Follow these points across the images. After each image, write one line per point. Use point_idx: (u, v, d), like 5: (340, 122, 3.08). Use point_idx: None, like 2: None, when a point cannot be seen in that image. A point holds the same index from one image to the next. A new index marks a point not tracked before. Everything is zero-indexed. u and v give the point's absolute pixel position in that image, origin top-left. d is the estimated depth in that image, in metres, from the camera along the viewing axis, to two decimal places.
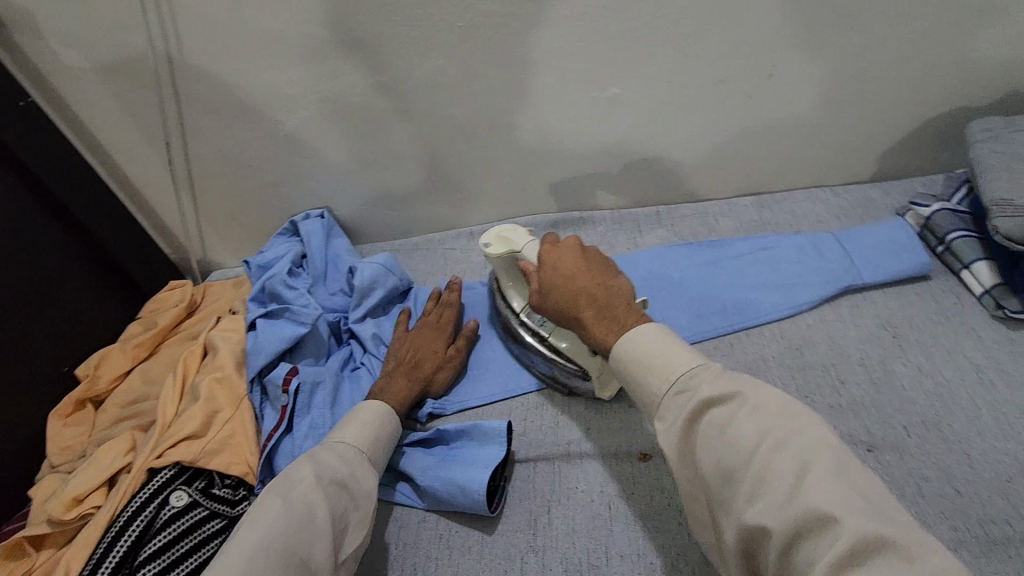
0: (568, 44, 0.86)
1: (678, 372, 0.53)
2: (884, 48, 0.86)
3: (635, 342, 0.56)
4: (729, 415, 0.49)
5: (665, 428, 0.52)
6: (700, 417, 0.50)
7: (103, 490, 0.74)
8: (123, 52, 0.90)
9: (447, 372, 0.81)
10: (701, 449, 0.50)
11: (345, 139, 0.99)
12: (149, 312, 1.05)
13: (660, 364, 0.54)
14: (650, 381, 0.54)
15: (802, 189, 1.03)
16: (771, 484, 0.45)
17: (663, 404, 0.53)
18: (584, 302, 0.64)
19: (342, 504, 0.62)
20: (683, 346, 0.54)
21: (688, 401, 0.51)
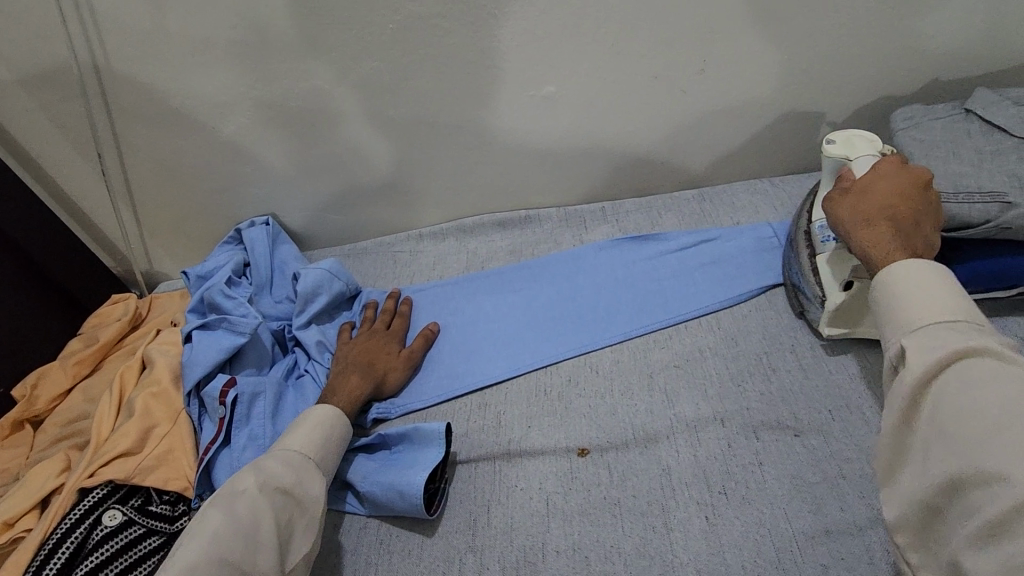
0: (501, 42, 0.86)
1: (921, 323, 0.51)
2: (810, 39, 0.88)
3: (910, 269, 0.53)
4: (990, 370, 0.46)
5: (920, 350, 0.49)
6: (959, 361, 0.48)
7: (35, 512, 0.72)
8: (46, 61, 0.87)
9: (399, 372, 0.82)
10: (948, 387, 0.47)
11: (285, 144, 0.98)
12: (89, 328, 1.03)
13: (931, 299, 0.51)
14: (915, 308, 0.51)
15: (743, 180, 1.04)
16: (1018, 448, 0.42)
17: (917, 330, 0.50)
18: (890, 219, 0.61)
19: (287, 511, 0.62)
20: (954, 292, 0.51)
21: (954, 341, 0.48)
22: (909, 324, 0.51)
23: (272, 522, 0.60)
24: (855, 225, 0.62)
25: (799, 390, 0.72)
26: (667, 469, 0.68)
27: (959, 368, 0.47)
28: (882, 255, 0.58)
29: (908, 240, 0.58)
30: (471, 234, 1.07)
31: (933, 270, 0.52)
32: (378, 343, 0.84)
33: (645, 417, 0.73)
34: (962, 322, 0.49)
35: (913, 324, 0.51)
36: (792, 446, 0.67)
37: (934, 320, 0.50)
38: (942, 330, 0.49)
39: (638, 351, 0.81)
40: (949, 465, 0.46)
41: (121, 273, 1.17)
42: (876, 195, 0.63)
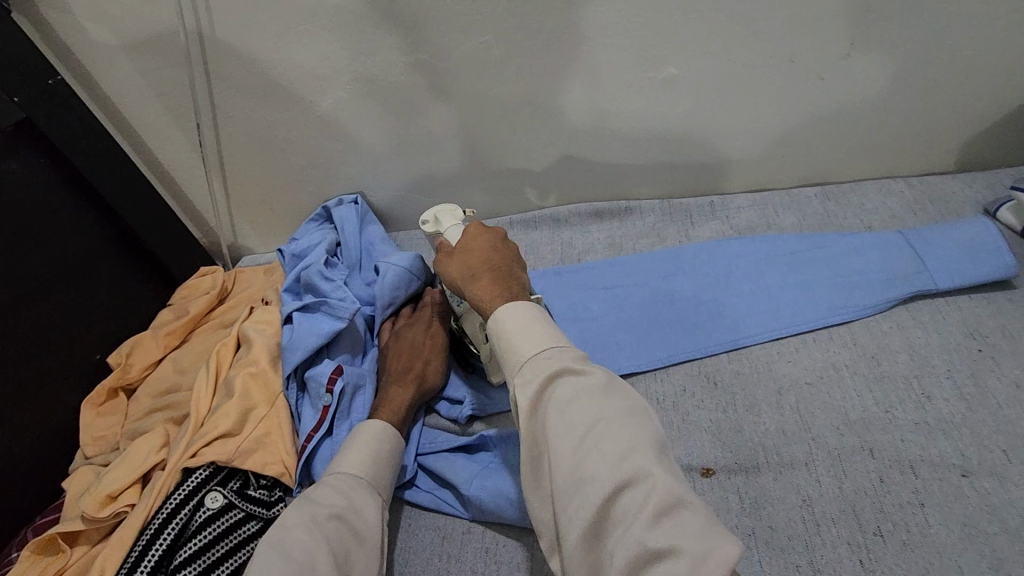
0: (622, 19, 0.79)
1: (524, 360, 0.56)
2: (978, 24, 0.77)
3: (523, 319, 0.58)
4: (574, 385, 0.53)
5: (527, 386, 0.54)
6: (552, 382, 0.53)
7: (136, 487, 0.71)
8: (152, 28, 0.86)
9: (438, 361, 0.76)
10: (551, 407, 0.52)
11: (380, 121, 0.94)
12: (180, 300, 1.03)
13: (535, 335, 0.57)
14: (518, 348, 0.56)
15: (872, 180, 0.95)
16: (597, 444, 0.49)
17: (521, 368, 0.55)
18: (481, 271, 0.66)
19: (344, 542, 0.59)
20: (551, 323, 0.59)
21: (550, 367, 0.54)
22: (517, 364, 0.56)
23: (330, 552, 0.56)
24: (469, 277, 0.66)
25: (959, 424, 0.65)
26: (807, 500, 0.62)
27: (550, 389, 0.53)
28: (487, 297, 0.62)
29: (502, 281, 0.64)
30: (566, 223, 1.01)
31: (523, 311, 0.58)
32: (413, 333, 0.78)
33: (777, 439, 0.67)
34: (551, 348, 0.56)
35: (517, 365, 0.55)
36: (959, 488, 0.60)
37: (534, 354, 0.55)
38: (535, 362, 0.55)
39: (759, 364, 0.75)
40: (565, 479, 0.49)
41: (207, 245, 1.17)
42: (459, 251, 0.69)
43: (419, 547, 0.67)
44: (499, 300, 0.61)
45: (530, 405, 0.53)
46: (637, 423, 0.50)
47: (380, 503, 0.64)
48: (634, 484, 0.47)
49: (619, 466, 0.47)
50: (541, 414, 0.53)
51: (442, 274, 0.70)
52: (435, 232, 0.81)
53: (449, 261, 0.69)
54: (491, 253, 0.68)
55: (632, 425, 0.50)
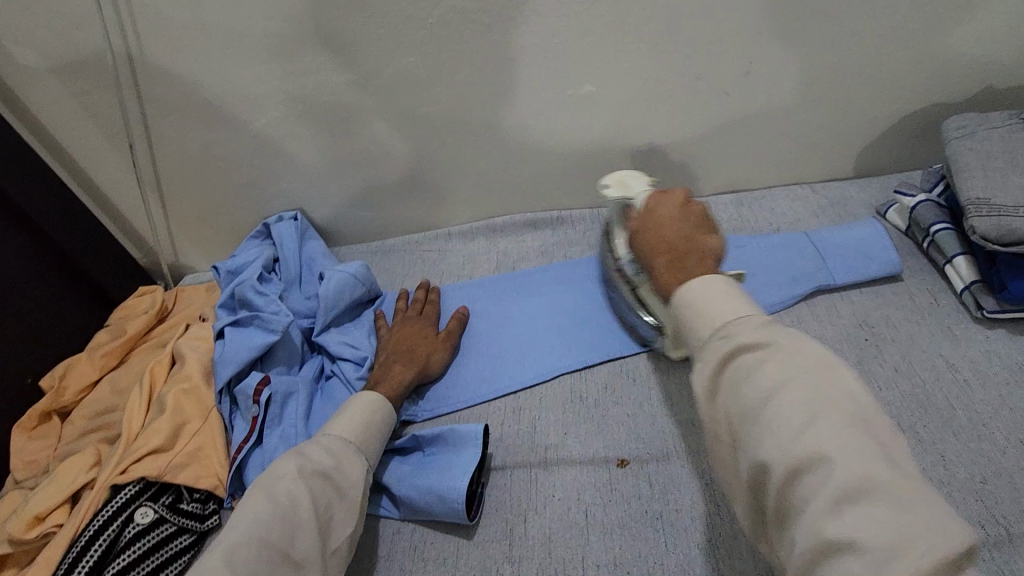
0: (541, 41, 0.84)
1: (703, 340, 0.50)
2: (860, 44, 0.85)
3: (702, 294, 0.52)
4: (758, 365, 0.46)
5: (706, 366, 0.49)
6: (736, 360, 0.47)
7: (65, 508, 0.71)
8: (82, 50, 0.86)
9: (443, 354, 0.84)
10: (732, 390, 0.47)
11: (315, 139, 0.97)
12: (118, 320, 1.02)
13: (721, 311, 0.50)
14: (700, 325, 0.51)
15: (781, 186, 1.02)
16: (782, 429, 0.43)
17: (710, 344, 0.49)
18: (664, 252, 0.61)
19: (326, 495, 0.61)
20: (740, 292, 0.52)
21: (731, 343, 0.48)
22: (703, 339, 0.50)
23: (311, 505, 0.59)
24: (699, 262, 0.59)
25: None
26: (709, 483, 0.67)
27: (732, 367, 0.47)
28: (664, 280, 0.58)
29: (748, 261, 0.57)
30: (501, 233, 1.05)
31: (713, 285, 0.52)
32: (423, 325, 0.86)
33: (686, 429, 0.72)
34: (729, 327, 0.49)
35: (700, 344, 0.50)
36: None
37: (711, 335, 0.49)
38: (724, 337, 0.49)
39: (674, 360, 0.80)
40: (749, 463, 0.45)
41: (147, 264, 1.16)
42: (644, 230, 0.64)
43: None
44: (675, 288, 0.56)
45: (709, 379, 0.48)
46: (839, 425, 0.42)
47: (365, 466, 0.66)
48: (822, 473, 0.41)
49: (851, 464, 0.40)
50: (722, 396, 0.48)
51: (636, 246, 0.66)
52: (620, 198, 0.80)
53: (641, 237, 0.65)
54: (674, 233, 0.61)
55: (836, 422, 0.42)
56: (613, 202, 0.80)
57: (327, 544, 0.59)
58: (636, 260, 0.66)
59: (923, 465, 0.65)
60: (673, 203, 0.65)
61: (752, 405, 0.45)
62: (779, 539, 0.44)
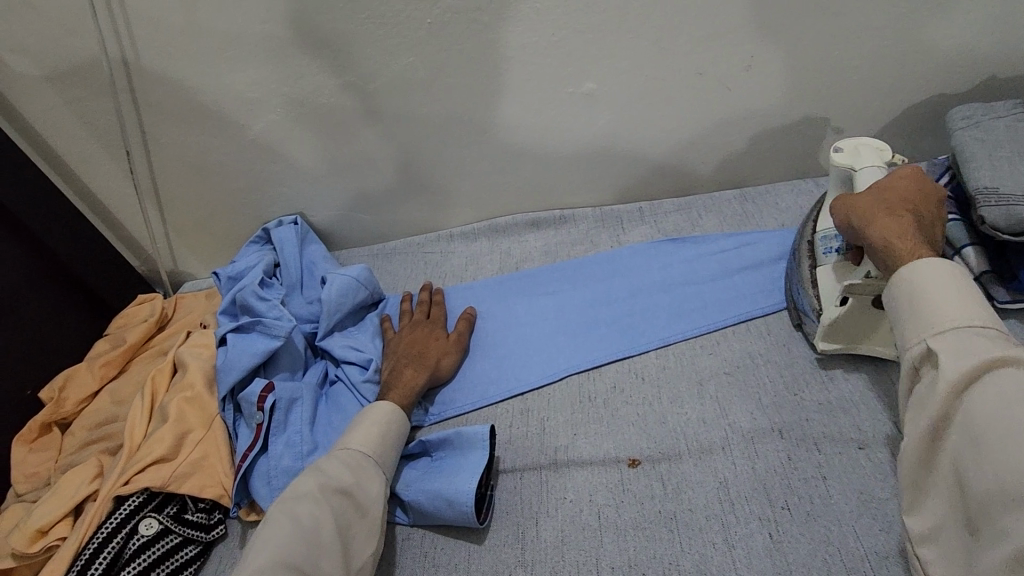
0: (540, 38, 0.83)
1: (941, 328, 0.51)
2: (860, 36, 0.85)
3: (945, 277, 0.53)
4: (1008, 386, 0.46)
5: (950, 366, 0.49)
6: (986, 373, 0.48)
7: (68, 520, 0.70)
8: (75, 57, 0.85)
9: (453, 356, 0.82)
10: (979, 401, 0.47)
11: (314, 142, 0.96)
12: (116, 330, 1.01)
13: (975, 306, 0.51)
14: (939, 312, 0.52)
15: (784, 181, 1.01)
16: (1016, 458, 0.43)
17: (941, 334, 0.51)
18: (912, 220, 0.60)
19: (346, 513, 0.61)
20: (977, 295, 0.52)
21: (981, 351, 0.49)
22: (934, 328, 0.52)
23: (334, 524, 0.59)
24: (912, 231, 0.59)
25: (859, 400, 0.70)
26: (723, 482, 0.66)
27: (985, 383, 0.48)
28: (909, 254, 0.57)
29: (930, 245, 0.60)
30: (503, 234, 1.04)
31: (956, 271, 0.54)
32: (434, 329, 0.85)
33: (697, 427, 0.71)
34: (977, 329, 0.50)
35: (934, 329, 0.52)
36: (858, 460, 0.65)
37: (953, 326, 0.51)
38: (969, 338, 0.50)
39: (683, 357, 0.79)
40: (986, 481, 0.45)
41: (146, 272, 1.15)
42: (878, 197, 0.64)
43: None
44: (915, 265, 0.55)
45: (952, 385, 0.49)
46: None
47: (384, 481, 0.66)
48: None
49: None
50: (965, 408, 0.48)
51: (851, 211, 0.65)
52: (845, 165, 0.73)
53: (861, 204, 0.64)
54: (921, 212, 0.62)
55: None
56: (838, 166, 0.73)
57: (350, 563, 0.59)
58: (860, 209, 0.63)
59: None
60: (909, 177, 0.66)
61: (990, 429, 0.46)
62: (988, 554, 0.45)
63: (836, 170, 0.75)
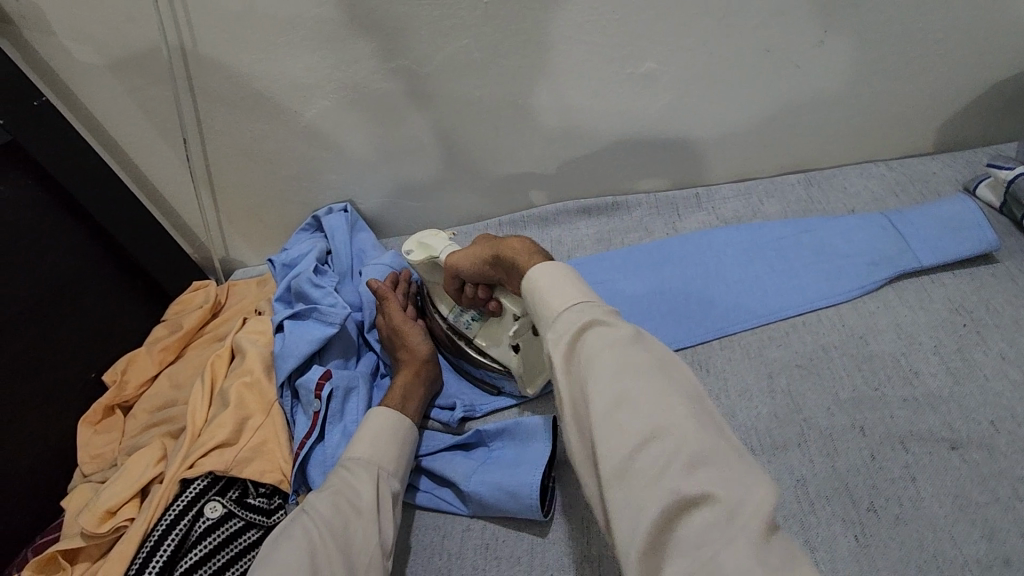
0: (599, 17, 0.80)
1: (559, 313, 0.56)
2: (946, 8, 0.79)
3: (554, 275, 0.58)
4: (624, 351, 0.51)
5: (557, 341, 0.54)
6: (586, 336, 0.53)
7: (135, 502, 0.71)
8: (135, 46, 0.86)
9: (418, 331, 0.78)
10: (586, 363, 0.51)
11: (365, 129, 0.95)
12: (174, 314, 1.03)
13: (567, 294, 0.56)
14: (553, 301, 0.57)
15: (853, 165, 0.96)
16: (639, 416, 0.47)
17: (556, 320, 0.55)
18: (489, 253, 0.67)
19: (343, 514, 0.60)
20: (576, 281, 0.58)
21: (581, 321, 0.54)
22: (550, 319, 0.56)
23: (324, 528, 0.59)
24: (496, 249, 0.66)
25: (948, 397, 0.66)
26: (801, 480, 0.62)
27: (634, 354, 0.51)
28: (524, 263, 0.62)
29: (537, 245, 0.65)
30: (554, 221, 1.02)
31: (559, 268, 0.59)
32: (382, 322, 0.80)
33: (770, 422, 0.68)
34: (583, 304, 0.55)
35: (553, 317, 0.56)
36: (949, 461, 0.61)
37: (566, 308, 0.55)
38: (566, 316, 0.55)
39: (750, 349, 0.75)
40: (606, 444, 0.47)
41: (200, 260, 1.17)
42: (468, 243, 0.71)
43: (415, 547, 0.68)
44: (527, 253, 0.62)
45: (565, 355, 0.53)
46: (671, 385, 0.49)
47: (378, 480, 0.64)
48: (660, 439, 0.46)
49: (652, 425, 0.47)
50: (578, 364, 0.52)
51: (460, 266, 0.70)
52: (427, 259, 0.75)
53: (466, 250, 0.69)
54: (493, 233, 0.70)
55: (650, 420, 0.47)
56: (419, 266, 0.74)
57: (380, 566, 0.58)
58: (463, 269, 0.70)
59: None
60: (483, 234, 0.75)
61: (599, 390, 0.49)
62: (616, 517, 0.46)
63: (427, 269, 0.76)
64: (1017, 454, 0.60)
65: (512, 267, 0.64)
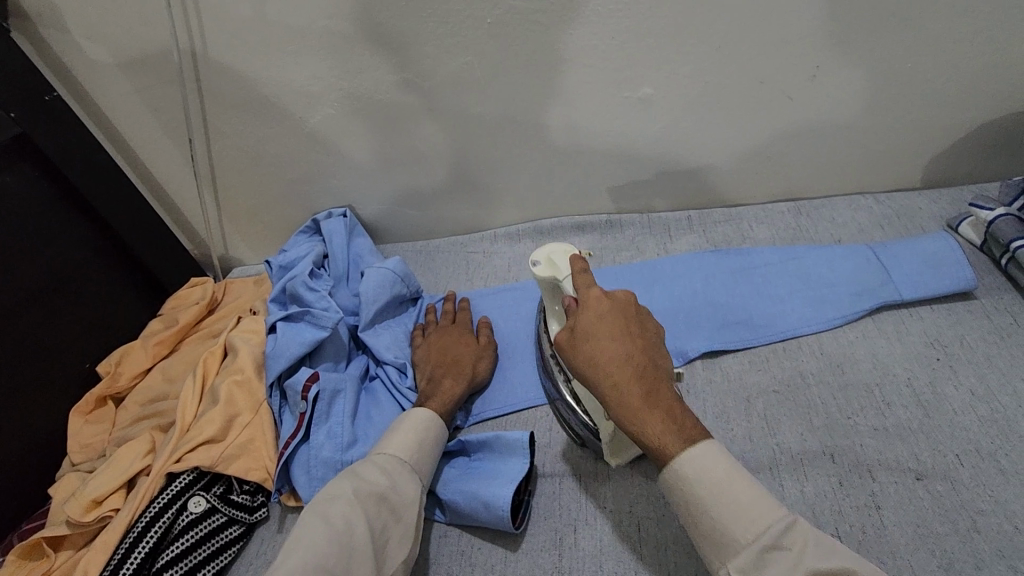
0: (600, 42, 0.83)
1: (744, 541, 0.48)
2: (936, 50, 0.81)
3: (697, 463, 0.52)
4: None
5: None
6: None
7: (121, 492, 0.73)
8: (147, 47, 0.89)
9: (485, 361, 0.82)
10: None
11: (368, 137, 0.97)
12: (171, 310, 1.05)
13: (749, 503, 0.50)
14: (733, 526, 0.49)
15: (842, 196, 0.98)
16: None
17: (739, 556, 0.48)
18: (630, 379, 0.57)
19: (381, 517, 0.60)
20: (755, 484, 0.51)
21: (787, 562, 0.47)
22: (730, 556, 0.49)
23: (368, 531, 0.58)
24: (631, 381, 0.57)
25: (917, 429, 0.67)
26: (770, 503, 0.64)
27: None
28: (659, 438, 0.54)
29: (681, 408, 0.56)
30: (548, 235, 1.04)
31: (706, 454, 0.52)
32: (457, 337, 0.84)
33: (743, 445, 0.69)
34: (776, 526, 0.48)
35: (733, 551, 0.49)
36: (913, 491, 0.63)
37: (754, 542, 0.48)
38: (765, 555, 0.48)
39: (729, 372, 0.77)
40: None
41: (198, 255, 1.19)
42: (601, 345, 0.60)
43: None
44: (673, 440, 0.53)
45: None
46: None
47: (420, 486, 0.64)
48: None
49: None
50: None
51: (580, 370, 0.60)
52: (550, 279, 0.71)
53: (596, 353, 0.59)
54: (637, 352, 0.59)
55: None
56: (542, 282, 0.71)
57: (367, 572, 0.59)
58: (578, 366, 0.60)
59: (1005, 497, 0.61)
60: (623, 310, 0.63)
61: None
62: None
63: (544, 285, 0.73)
64: (978, 489, 0.62)
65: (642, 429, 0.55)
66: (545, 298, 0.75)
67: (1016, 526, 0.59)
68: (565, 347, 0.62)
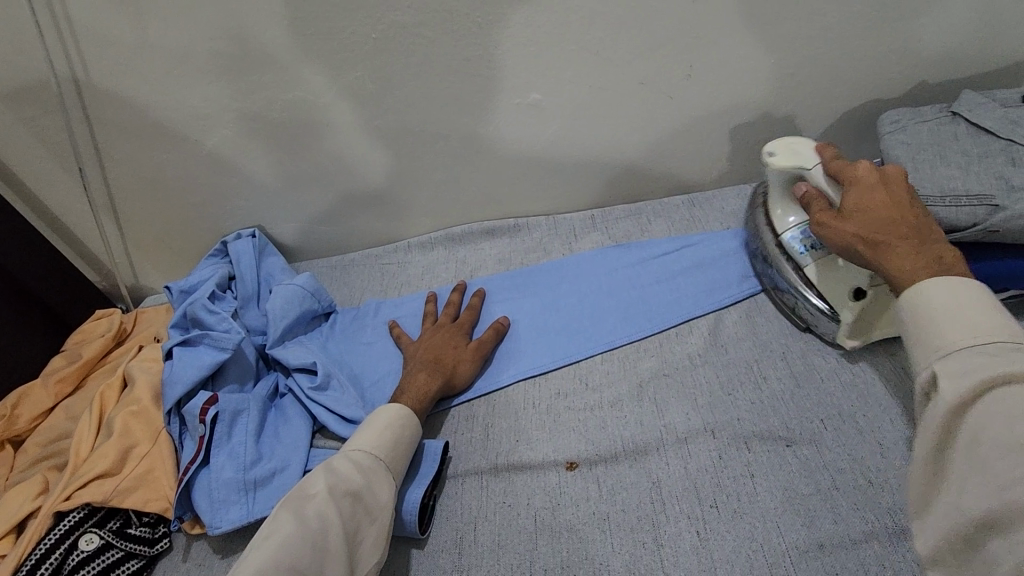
0: (485, 51, 0.85)
1: (960, 343, 0.47)
2: (796, 46, 0.87)
3: (949, 288, 0.51)
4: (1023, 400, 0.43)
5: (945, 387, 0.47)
6: (991, 389, 0.44)
7: (10, 538, 0.70)
8: (22, 75, 0.86)
9: (468, 363, 0.81)
10: (979, 423, 0.44)
11: (268, 156, 0.97)
12: (74, 345, 1.01)
13: (989, 319, 0.48)
14: (948, 333, 0.48)
15: (731, 186, 1.04)
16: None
17: (944, 357, 0.48)
18: (897, 232, 0.60)
19: (355, 518, 0.61)
20: (1004, 315, 0.48)
21: (986, 366, 0.45)
22: (936, 351, 0.48)
23: (341, 529, 0.58)
24: (895, 233, 0.60)
25: (788, 400, 0.72)
26: (657, 482, 0.68)
27: (987, 400, 0.44)
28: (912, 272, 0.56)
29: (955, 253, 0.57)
30: (460, 242, 1.06)
31: (973, 282, 0.51)
32: (441, 337, 0.83)
33: (634, 429, 0.73)
34: (1000, 343, 0.46)
35: (938, 353, 0.48)
36: (783, 457, 0.68)
37: (967, 345, 0.47)
38: (975, 357, 0.46)
39: (627, 360, 0.81)
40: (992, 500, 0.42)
41: (106, 287, 1.16)
42: (869, 215, 0.62)
43: None
44: (927, 272, 0.55)
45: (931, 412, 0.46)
46: None
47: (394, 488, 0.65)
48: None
49: None
50: (960, 429, 0.46)
51: (843, 241, 0.64)
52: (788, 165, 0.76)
53: (865, 215, 0.63)
54: (907, 219, 0.60)
55: None
56: (780, 169, 0.76)
57: None
58: (836, 233, 0.65)
59: (862, 455, 0.67)
60: (896, 181, 0.64)
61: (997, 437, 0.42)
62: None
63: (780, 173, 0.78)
64: (840, 449, 0.68)
65: (896, 267, 0.57)
66: (781, 188, 0.81)
67: (869, 479, 0.65)
68: (826, 222, 0.66)
